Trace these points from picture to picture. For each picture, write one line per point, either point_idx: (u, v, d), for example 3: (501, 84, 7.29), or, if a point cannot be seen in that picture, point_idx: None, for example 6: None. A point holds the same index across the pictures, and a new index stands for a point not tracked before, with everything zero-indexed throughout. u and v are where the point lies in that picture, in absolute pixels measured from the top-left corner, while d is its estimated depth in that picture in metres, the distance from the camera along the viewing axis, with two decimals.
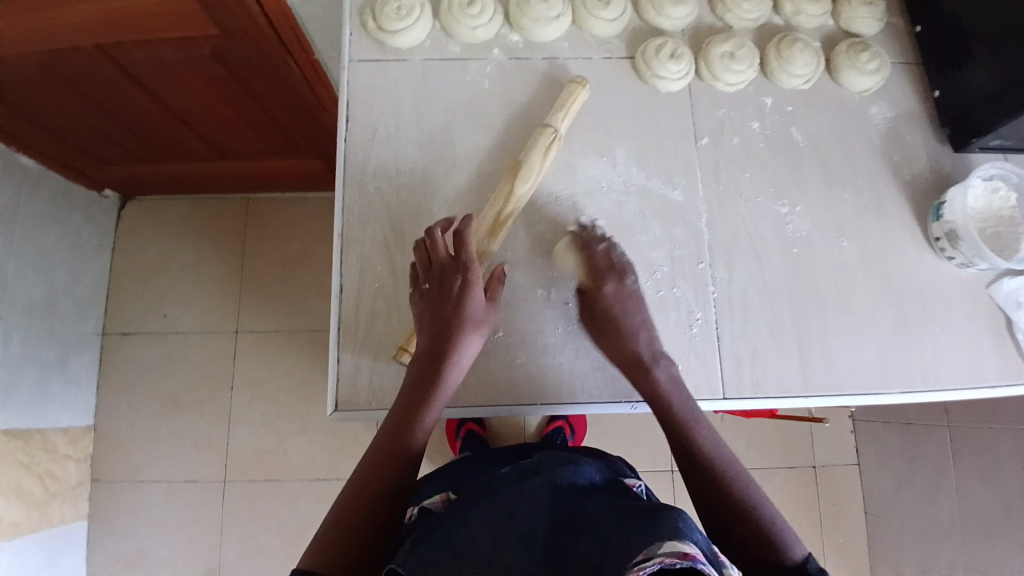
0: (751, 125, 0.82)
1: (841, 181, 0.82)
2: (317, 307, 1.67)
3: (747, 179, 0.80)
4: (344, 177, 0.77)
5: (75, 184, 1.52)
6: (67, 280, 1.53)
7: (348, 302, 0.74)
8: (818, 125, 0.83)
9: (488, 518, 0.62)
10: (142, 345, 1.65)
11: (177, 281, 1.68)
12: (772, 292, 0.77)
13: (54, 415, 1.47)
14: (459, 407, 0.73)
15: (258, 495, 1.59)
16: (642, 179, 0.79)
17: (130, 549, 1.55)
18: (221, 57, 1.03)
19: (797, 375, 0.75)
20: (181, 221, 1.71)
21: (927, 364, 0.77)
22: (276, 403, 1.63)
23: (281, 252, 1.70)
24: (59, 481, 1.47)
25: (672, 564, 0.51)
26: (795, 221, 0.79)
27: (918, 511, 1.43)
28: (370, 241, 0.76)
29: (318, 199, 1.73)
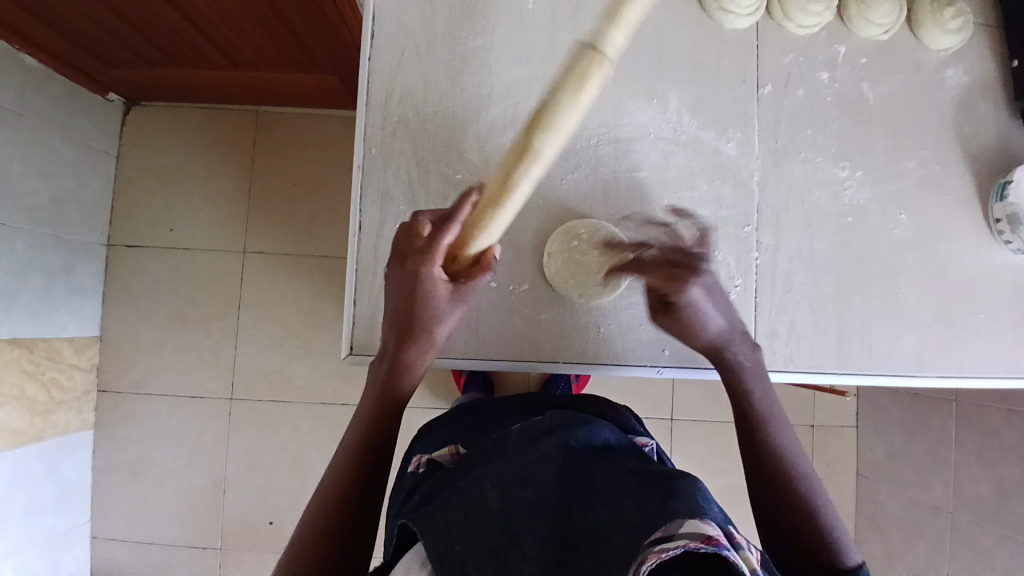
0: (820, 76, 0.74)
1: (908, 148, 0.75)
2: (326, 233, 1.63)
3: (806, 138, 0.73)
4: (366, 100, 0.71)
5: (81, 87, 1.45)
6: (72, 187, 1.48)
7: (369, 241, 0.69)
8: (891, 82, 0.75)
9: (501, 472, 0.62)
10: (147, 258, 1.62)
11: (184, 196, 1.63)
12: (818, 264, 0.72)
13: (59, 324, 1.46)
14: (479, 359, 0.70)
15: (262, 415, 1.61)
16: (693, 129, 0.73)
17: (136, 456, 1.59)
18: None
19: (832, 353, 0.71)
20: (189, 132, 1.63)
21: (965, 352, 0.73)
22: (282, 325, 1.62)
23: (291, 172, 1.63)
24: (65, 389, 1.48)
25: (697, 548, 0.48)
26: (852, 189, 0.73)
27: (911, 484, 1.43)
28: (393, 176, 0.70)
29: (331, 118, 1.64)
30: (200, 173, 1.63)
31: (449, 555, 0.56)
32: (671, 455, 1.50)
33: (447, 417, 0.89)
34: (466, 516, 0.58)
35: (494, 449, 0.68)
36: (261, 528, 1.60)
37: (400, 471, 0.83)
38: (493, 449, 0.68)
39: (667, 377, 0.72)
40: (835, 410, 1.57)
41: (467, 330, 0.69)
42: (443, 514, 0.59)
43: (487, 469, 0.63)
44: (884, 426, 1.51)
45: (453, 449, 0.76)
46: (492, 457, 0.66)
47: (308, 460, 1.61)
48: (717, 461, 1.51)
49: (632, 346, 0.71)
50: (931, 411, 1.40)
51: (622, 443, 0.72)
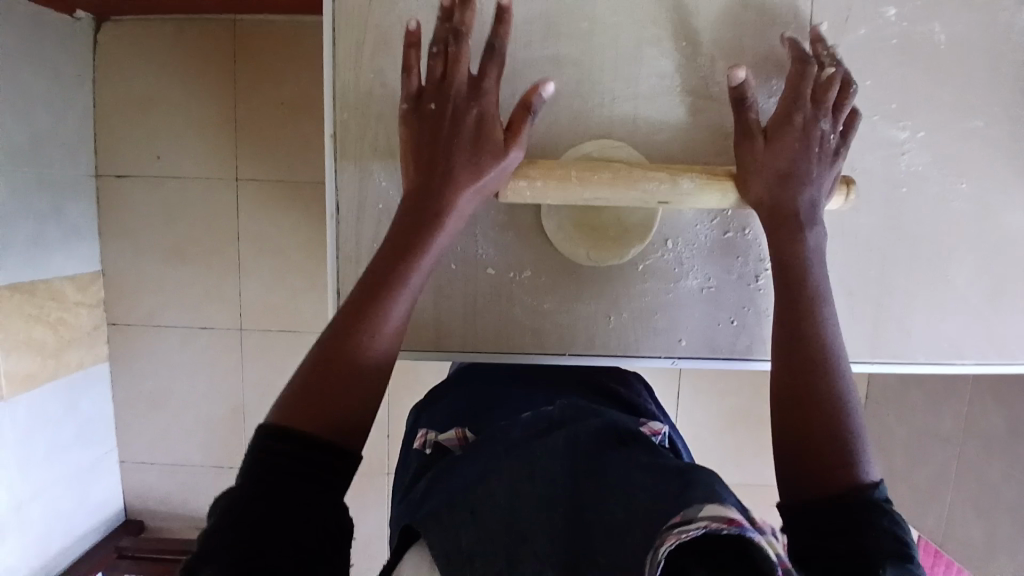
0: (885, 12, 0.63)
1: (979, 100, 0.64)
2: (322, 160, 1.53)
3: (862, 90, 0.63)
4: (332, 59, 0.62)
5: (40, 5, 1.31)
6: (48, 117, 1.37)
7: (348, 228, 0.65)
8: (967, 17, 0.63)
9: (507, 466, 0.59)
10: (138, 190, 1.54)
11: (168, 122, 1.51)
12: (861, 244, 0.65)
13: (58, 264, 1.43)
14: (480, 354, 0.69)
15: (273, 346, 1.62)
16: (726, 83, 0.64)
17: (153, 388, 1.63)
18: None
19: (865, 340, 0.65)
20: (163, 50, 1.48)
21: (1012, 336, 0.67)
22: (285, 258, 1.57)
23: (278, 92, 1.50)
24: (72, 328, 1.49)
25: (718, 530, 0.44)
26: (911, 152, 0.64)
27: (922, 416, 1.42)
28: (372, 150, 0.64)
29: (317, 28, 1.48)
30: (182, 96, 1.50)
31: (456, 551, 0.54)
32: (680, 386, 1.50)
33: (450, 388, 0.86)
34: (472, 510, 0.56)
35: (499, 439, 0.64)
36: None
37: (405, 450, 0.81)
38: (499, 438, 0.65)
39: (682, 367, 0.70)
40: None
41: (466, 320, 0.68)
42: (450, 512, 0.57)
43: (492, 463, 0.60)
44: None
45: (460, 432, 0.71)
46: (498, 447, 0.63)
47: None
48: (727, 392, 1.50)
49: (644, 335, 0.69)
50: None
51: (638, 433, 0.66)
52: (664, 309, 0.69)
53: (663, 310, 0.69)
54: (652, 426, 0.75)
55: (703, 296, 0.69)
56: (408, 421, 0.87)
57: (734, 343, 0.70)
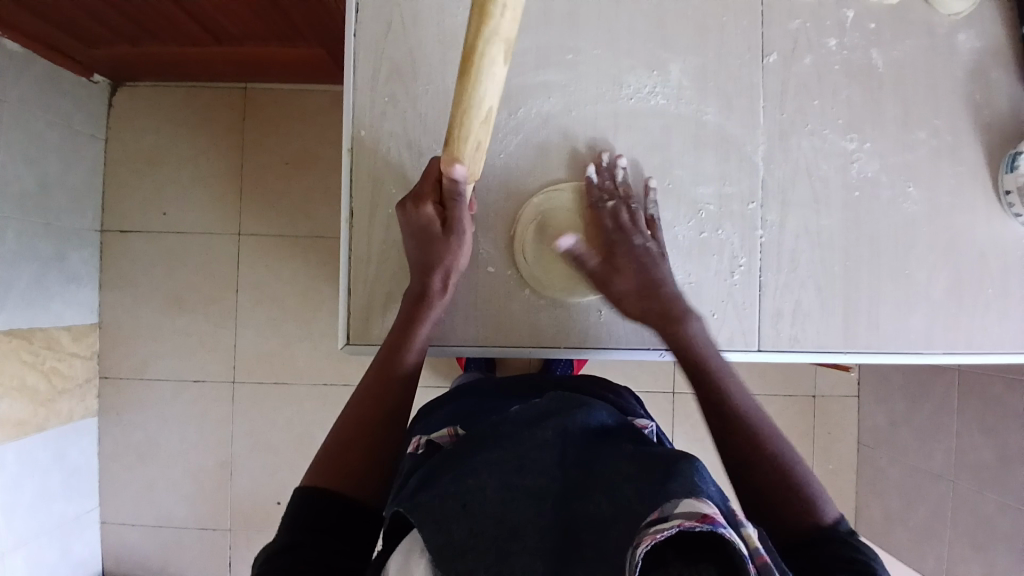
0: (828, 43, 0.72)
1: (917, 118, 0.73)
2: (321, 211, 1.60)
3: (814, 107, 0.72)
4: (353, 80, 0.70)
5: (63, 69, 1.42)
6: (60, 169, 1.45)
7: (360, 229, 0.71)
8: (901, 49, 0.73)
9: (498, 459, 0.58)
10: (141, 242, 1.59)
11: (175, 177, 1.59)
12: (825, 242, 0.71)
13: (56, 312, 1.45)
14: (477, 348, 0.72)
15: (265, 395, 1.61)
16: (697, 100, 0.72)
17: (141, 441, 1.60)
18: None
19: (838, 332, 0.71)
20: (176, 112, 1.59)
21: (974, 329, 0.73)
22: (282, 305, 1.61)
23: (283, 150, 1.59)
24: (66, 377, 1.48)
25: (692, 527, 0.46)
26: (861, 161, 0.72)
27: (912, 451, 1.43)
28: (384, 161, 0.71)
29: (322, 92, 1.60)
30: (190, 153, 1.59)
31: (448, 546, 0.53)
32: (673, 425, 1.51)
33: (445, 398, 0.87)
34: (463, 504, 0.55)
35: (492, 432, 0.64)
36: (270, 507, 1.61)
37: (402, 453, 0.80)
38: (489, 433, 0.65)
39: (671, 359, 0.73)
40: (837, 381, 1.57)
41: (464, 319, 0.71)
42: (441, 502, 0.56)
43: (486, 456, 0.60)
44: (885, 392, 1.50)
45: (452, 431, 0.71)
46: (491, 441, 0.62)
47: (314, 440, 1.62)
48: None
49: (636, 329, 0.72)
50: (933, 378, 1.39)
51: (620, 423, 0.68)
52: None
53: None
54: (640, 422, 0.77)
55: (686, 289, 0.71)
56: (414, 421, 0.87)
57: (718, 335, 0.71)
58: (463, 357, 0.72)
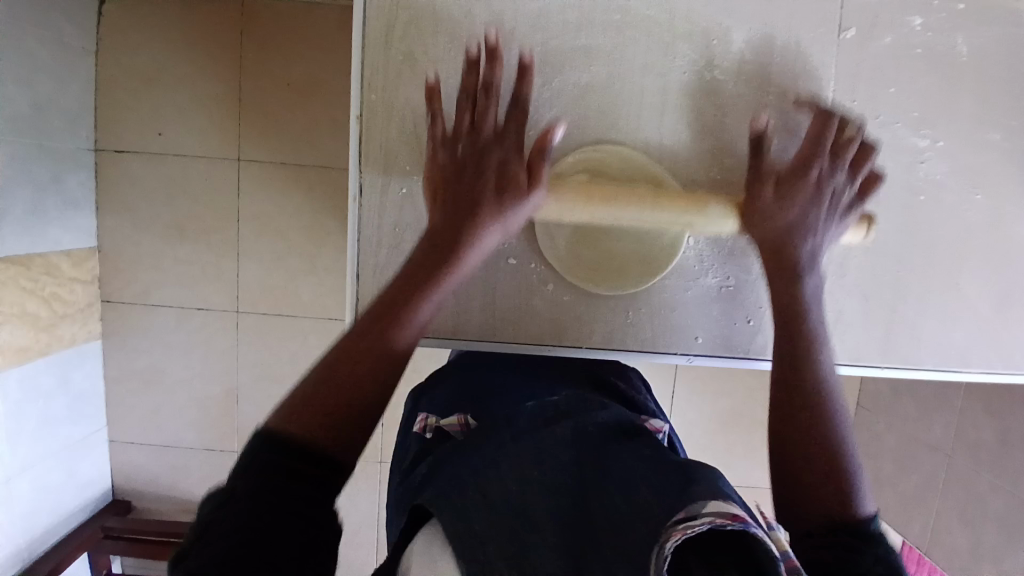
0: (913, 20, 0.63)
1: (997, 114, 0.65)
2: (327, 144, 1.51)
3: (887, 96, 0.64)
4: (361, 40, 0.63)
5: None
6: (52, 85, 1.34)
7: (372, 204, 0.65)
8: (991, 31, 0.64)
9: (515, 451, 0.56)
10: (139, 165, 1.51)
11: (172, 97, 1.49)
12: (877, 249, 0.66)
13: (54, 237, 1.40)
14: (493, 342, 0.70)
15: (269, 328, 1.60)
16: (759, 75, 0.64)
17: (146, 367, 1.61)
18: None
19: (877, 345, 0.67)
20: (171, 24, 1.46)
21: (1016, 347, 0.69)
22: (286, 240, 1.56)
23: (286, 73, 1.48)
24: (67, 303, 1.46)
25: (724, 525, 0.43)
26: (930, 161, 0.65)
27: (912, 424, 1.44)
28: (398, 134, 0.64)
29: (329, 9, 1.46)
30: (187, 72, 1.48)
31: (467, 533, 0.50)
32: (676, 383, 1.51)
33: (446, 371, 0.83)
34: (482, 494, 0.53)
35: (506, 423, 0.62)
36: None
37: (402, 434, 0.77)
38: (504, 422, 0.62)
39: (697, 364, 0.72)
40: None
41: (484, 309, 0.70)
42: (459, 495, 0.53)
43: (503, 446, 0.58)
44: None
45: (462, 419, 0.69)
46: (505, 431, 0.60)
47: None
48: (723, 391, 1.49)
49: (664, 331, 0.71)
50: None
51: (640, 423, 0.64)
52: (679, 308, 0.71)
53: (683, 308, 0.71)
54: (653, 423, 0.73)
55: (722, 294, 0.71)
56: (405, 408, 0.83)
57: (750, 343, 0.72)
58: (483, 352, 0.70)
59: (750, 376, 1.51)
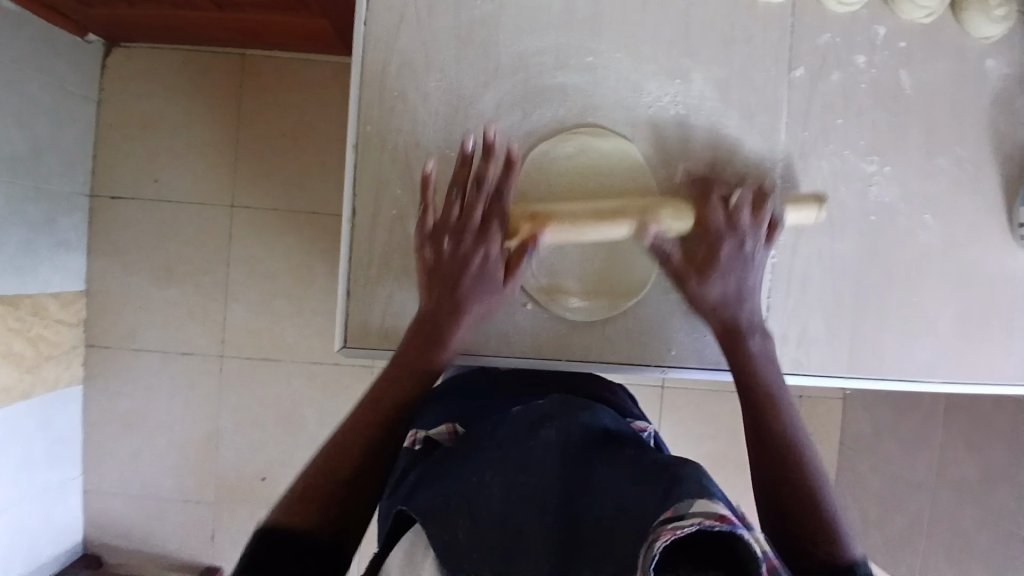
0: (857, 59, 0.71)
1: (941, 143, 0.72)
2: (319, 187, 1.56)
3: (837, 128, 0.70)
4: (360, 69, 0.68)
5: (54, 24, 1.35)
6: (50, 131, 1.39)
7: (363, 228, 0.69)
8: (930, 70, 0.72)
9: (498, 460, 0.57)
10: (132, 210, 1.55)
11: (169, 144, 1.54)
12: (837, 268, 0.71)
13: (44, 278, 1.41)
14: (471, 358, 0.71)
15: (254, 371, 1.59)
16: (716, 113, 0.69)
17: (127, 411, 1.58)
18: None
19: (843, 359, 0.71)
20: (173, 76, 1.53)
21: (977, 359, 0.73)
22: (273, 283, 1.58)
23: (281, 121, 1.55)
24: (52, 345, 1.46)
25: (712, 526, 0.43)
26: (879, 186, 0.71)
27: (894, 460, 1.44)
28: (388, 158, 0.69)
29: (322, 62, 1.54)
30: (185, 122, 1.54)
31: (453, 546, 0.52)
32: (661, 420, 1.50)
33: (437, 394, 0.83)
34: (466, 504, 0.54)
35: (491, 435, 0.62)
36: (256, 483, 1.60)
37: None
38: (490, 433, 0.63)
39: (672, 377, 0.74)
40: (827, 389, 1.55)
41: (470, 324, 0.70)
42: (442, 502, 0.55)
43: (488, 455, 0.58)
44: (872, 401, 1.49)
45: (452, 429, 0.71)
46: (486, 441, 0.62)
47: (301, 419, 1.61)
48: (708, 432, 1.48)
49: (640, 347, 0.72)
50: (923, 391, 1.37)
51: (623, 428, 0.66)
52: (655, 322, 0.72)
53: (658, 321, 0.72)
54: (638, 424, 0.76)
55: (692, 310, 0.72)
56: None
57: (721, 356, 0.72)
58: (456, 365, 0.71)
59: (733, 412, 1.50)
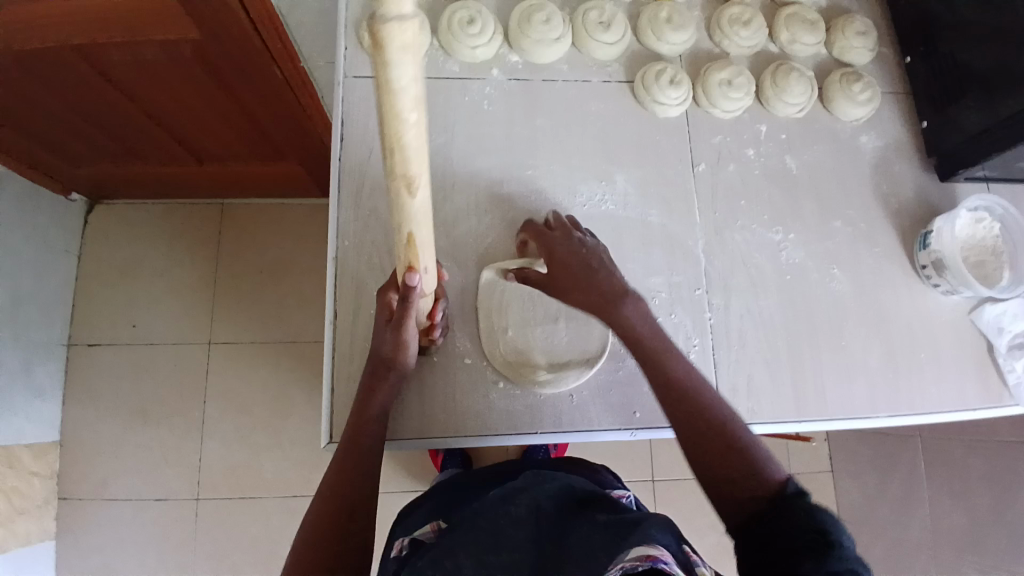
0: (747, 151, 0.85)
1: (834, 209, 0.85)
2: (296, 315, 1.63)
3: (742, 206, 0.83)
4: (338, 195, 0.80)
5: (44, 187, 1.45)
6: (34, 284, 1.45)
7: (344, 327, 0.76)
8: (811, 153, 0.87)
9: (473, 538, 0.59)
10: (109, 355, 1.58)
11: (148, 289, 1.62)
12: (768, 322, 0.80)
13: (18, 430, 1.40)
14: (442, 439, 0.72)
15: (230, 511, 1.53)
16: (641, 204, 0.82)
17: (96, 568, 1.48)
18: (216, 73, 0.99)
19: (790, 404, 0.77)
20: (154, 226, 1.65)
21: (914, 391, 0.80)
22: (251, 415, 1.58)
23: (259, 258, 1.65)
24: (25, 498, 1.40)
25: (633, 568, 0.48)
26: (787, 250, 0.83)
27: (890, 523, 1.42)
28: (364, 266, 0.78)
29: (297, 202, 1.69)
30: (165, 267, 1.63)
31: None
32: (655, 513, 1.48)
33: (427, 495, 0.87)
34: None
35: (468, 514, 0.65)
36: None
37: (385, 556, 0.80)
38: (468, 515, 0.66)
39: (641, 439, 0.75)
40: None
41: (444, 405, 0.73)
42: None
43: (464, 536, 0.61)
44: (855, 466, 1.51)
45: (435, 525, 0.74)
46: (466, 524, 0.63)
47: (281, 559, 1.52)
48: (705, 520, 1.46)
49: (604, 413, 0.75)
50: (898, 447, 1.41)
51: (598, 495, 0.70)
52: (616, 387, 0.76)
53: (618, 386, 0.76)
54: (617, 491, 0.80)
55: None
56: (389, 532, 0.86)
57: None
58: (424, 449, 0.72)
59: None
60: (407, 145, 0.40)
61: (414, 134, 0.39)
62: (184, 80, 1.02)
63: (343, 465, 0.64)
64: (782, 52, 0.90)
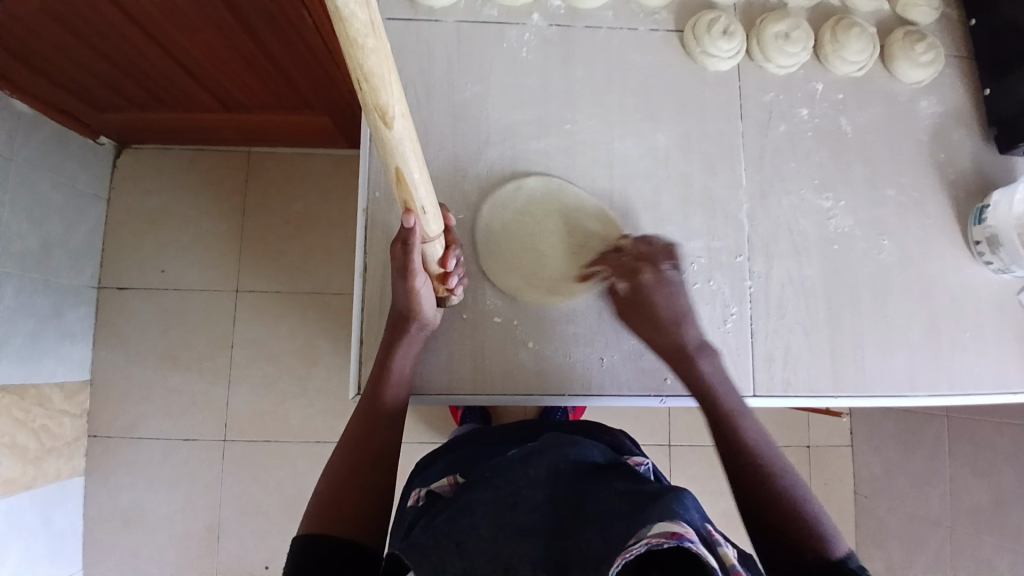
0: (799, 112, 0.80)
1: (886, 177, 0.81)
2: (321, 268, 1.63)
3: (790, 171, 0.79)
4: (369, 145, 0.77)
5: (70, 131, 1.43)
6: (63, 228, 1.46)
7: (373, 280, 0.75)
8: (866, 116, 0.82)
9: (490, 497, 0.58)
10: (139, 300, 1.61)
11: (176, 236, 1.63)
12: (809, 292, 0.77)
13: (48, 371, 1.44)
14: (469, 397, 0.71)
15: (255, 454, 1.58)
16: (683, 164, 0.78)
17: (127, 502, 1.55)
18: (242, 15, 0.96)
19: (827, 376, 0.75)
20: (181, 173, 1.65)
21: (956, 372, 0.77)
22: (275, 364, 1.61)
23: (285, 209, 1.65)
24: (56, 437, 1.46)
25: (658, 543, 0.49)
26: (836, 217, 0.79)
27: (910, 500, 1.40)
28: (395, 218, 0.76)
29: (322, 154, 1.67)
30: (192, 215, 1.64)
31: None
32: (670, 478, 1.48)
33: (449, 446, 0.87)
34: (457, 543, 0.54)
35: (488, 473, 0.64)
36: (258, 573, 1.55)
37: (403, 504, 0.82)
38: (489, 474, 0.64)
39: (670, 405, 0.73)
40: (830, 432, 1.55)
41: (473, 362, 0.72)
42: (434, 543, 0.54)
43: (480, 495, 0.59)
44: (878, 442, 1.48)
45: (452, 478, 0.74)
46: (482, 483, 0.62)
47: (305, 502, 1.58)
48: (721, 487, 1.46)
49: (634, 377, 0.73)
50: (923, 426, 1.38)
51: (609, 459, 0.69)
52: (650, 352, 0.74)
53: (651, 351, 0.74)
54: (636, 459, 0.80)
55: None
56: (409, 479, 0.88)
57: None
58: (451, 405, 0.72)
59: None
60: (373, 73, 0.41)
61: (377, 60, 0.40)
62: (211, 23, 0.98)
63: (366, 414, 0.66)
64: (842, 4, 0.84)
